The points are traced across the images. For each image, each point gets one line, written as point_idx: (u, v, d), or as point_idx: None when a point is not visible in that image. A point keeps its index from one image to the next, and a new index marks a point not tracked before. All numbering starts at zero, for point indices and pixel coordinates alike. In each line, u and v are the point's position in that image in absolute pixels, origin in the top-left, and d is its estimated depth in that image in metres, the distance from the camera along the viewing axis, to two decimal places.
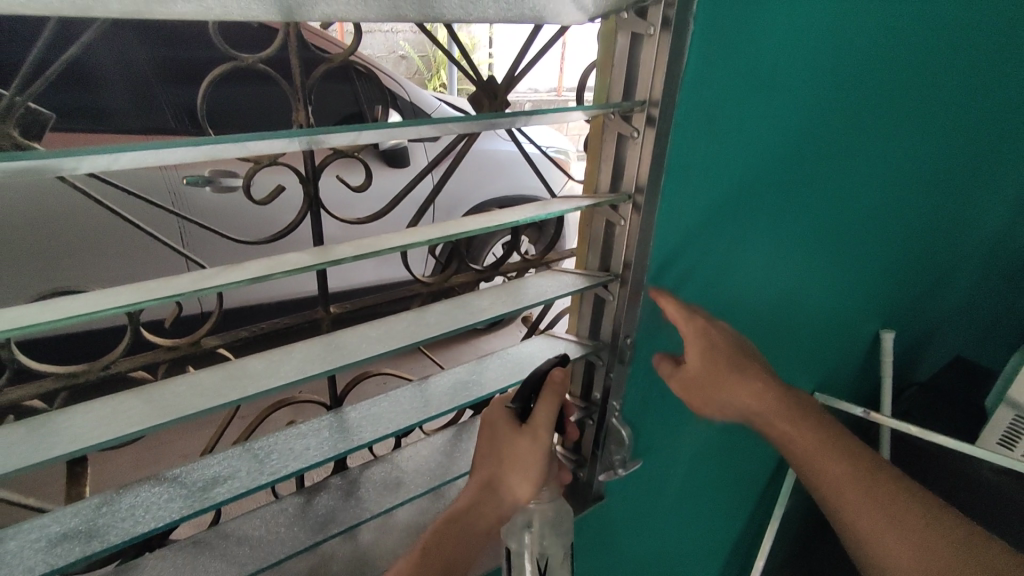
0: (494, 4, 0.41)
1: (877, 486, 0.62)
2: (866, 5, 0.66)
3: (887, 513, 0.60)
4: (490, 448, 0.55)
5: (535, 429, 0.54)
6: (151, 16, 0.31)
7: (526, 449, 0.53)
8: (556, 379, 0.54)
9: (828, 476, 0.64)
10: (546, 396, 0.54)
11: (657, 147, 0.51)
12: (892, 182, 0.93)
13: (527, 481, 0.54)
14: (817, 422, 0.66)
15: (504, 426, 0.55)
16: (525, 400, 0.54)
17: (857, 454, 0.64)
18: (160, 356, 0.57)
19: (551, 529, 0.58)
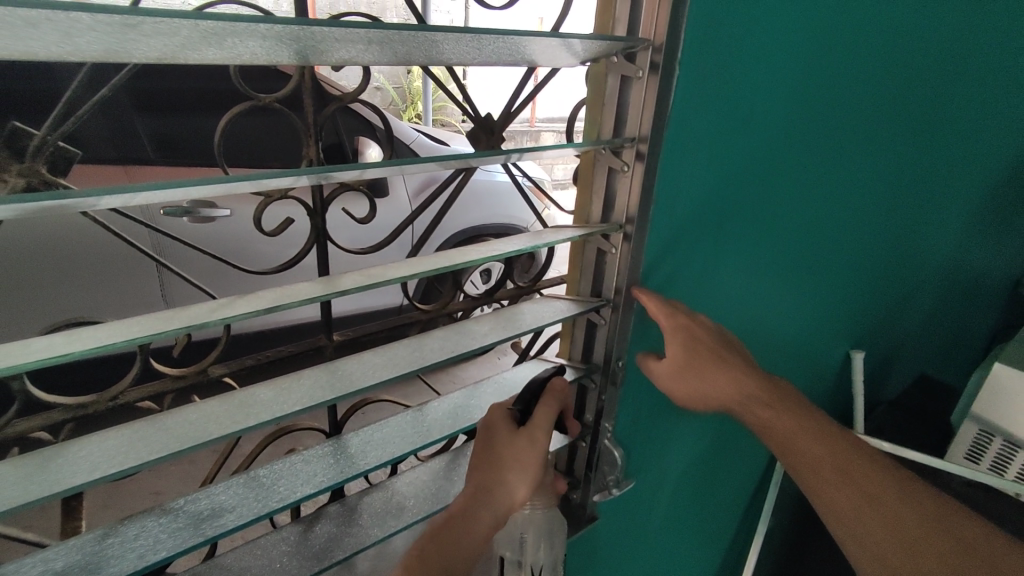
0: (497, 51, 0.44)
1: (854, 466, 0.64)
2: (829, 49, 0.71)
3: (863, 492, 0.63)
4: (485, 449, 0.55)
5: (535, 433, 0.55)
6: (183, 61, 0.34)
7: (525, 449, 0.54)
8: (556, 388, 0.59)
9: (807, 461, 0.65)
10: (545, 400, 0.57)
11: (645, 179, 0.55)
12: (856, 209, 0.99)
13: (524, 483, 0.55)
14: (795, 407, 0.67)
15: (504, 432, 0.55)
16: (526, 403, 0.57)
17: (833, 436, 0.65)
18: (169, 386, 0.58)
19: (544, 539, 0.63)
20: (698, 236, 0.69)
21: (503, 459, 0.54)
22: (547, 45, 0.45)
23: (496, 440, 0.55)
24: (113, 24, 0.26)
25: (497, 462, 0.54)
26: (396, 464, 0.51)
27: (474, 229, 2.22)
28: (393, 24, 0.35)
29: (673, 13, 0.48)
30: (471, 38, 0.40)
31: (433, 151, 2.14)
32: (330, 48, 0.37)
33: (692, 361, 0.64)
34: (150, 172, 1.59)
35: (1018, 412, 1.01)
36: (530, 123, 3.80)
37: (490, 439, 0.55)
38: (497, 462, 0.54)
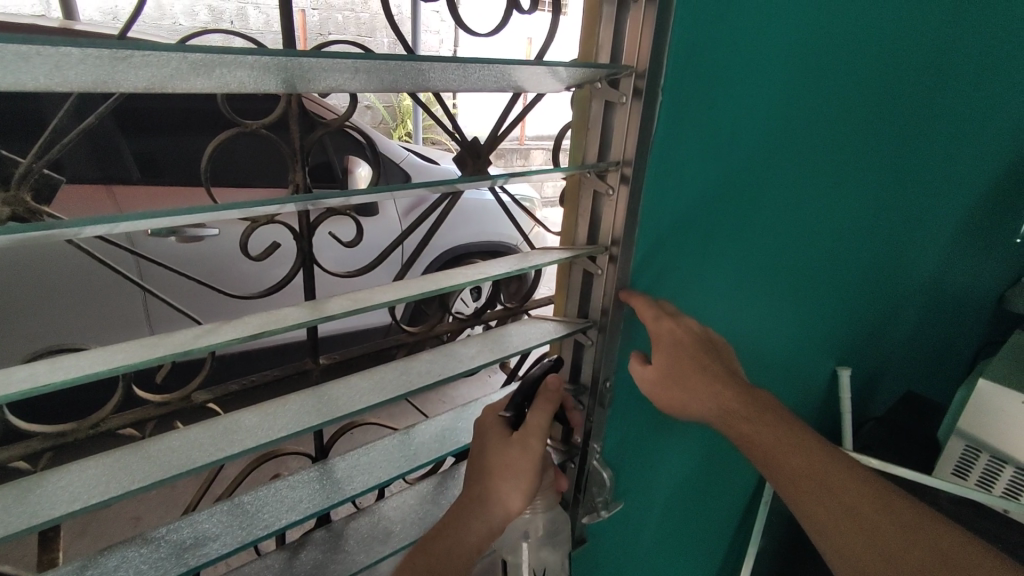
0: (483, 78, 0.45)
1: (832, 478, 0.63)
2: (810, 72, 0.72)
3: (840, 504, 0.62)
4: (479, 455, 0.55)
5: (526, 437, 0.55)
6: (170, 89, 0.34)
7: (516, 456, 0.54)
8: (550, 389, 0.58)
9: (786, 473, 0.64)
10: (539, 405, 0.57)
11: (630, 202, 0.55)
12: (840, 226, 1.00)
13: (517, 491, 0.54)
14: (773, 421, 0.65)
15: (495, 437, 0.55)
16: (518, 409, 0.56)
17: (811, 449, 0.64)
18: (152, 412, 0.58)
19: (545, 543, 0.65)
20: (684, 256, 0.69)
21: (494, 466, 0.54)
22: (532, 73, 0.46)
23: (487, 448, 0.55)
24: (101, 56, 0.27)
25: (488, 469, 0.54)
26: (382, 488, 0.50)
27: (463, 248, 2.22)
28: (380, 55, 0.36)
29: (656, 41, 0.49)
30: (456, 67, 0.41)
31: (422, 171, 2.15)
32: (318, 77, 0.37)
33: (680, 381, 0.64)
34: (132, 194, 1.61)
35: (1002, 428, 1.02)
36: (518, 141, 3.83)
37: (483, 445, 0.55)
38: (489, 469, 0.54)
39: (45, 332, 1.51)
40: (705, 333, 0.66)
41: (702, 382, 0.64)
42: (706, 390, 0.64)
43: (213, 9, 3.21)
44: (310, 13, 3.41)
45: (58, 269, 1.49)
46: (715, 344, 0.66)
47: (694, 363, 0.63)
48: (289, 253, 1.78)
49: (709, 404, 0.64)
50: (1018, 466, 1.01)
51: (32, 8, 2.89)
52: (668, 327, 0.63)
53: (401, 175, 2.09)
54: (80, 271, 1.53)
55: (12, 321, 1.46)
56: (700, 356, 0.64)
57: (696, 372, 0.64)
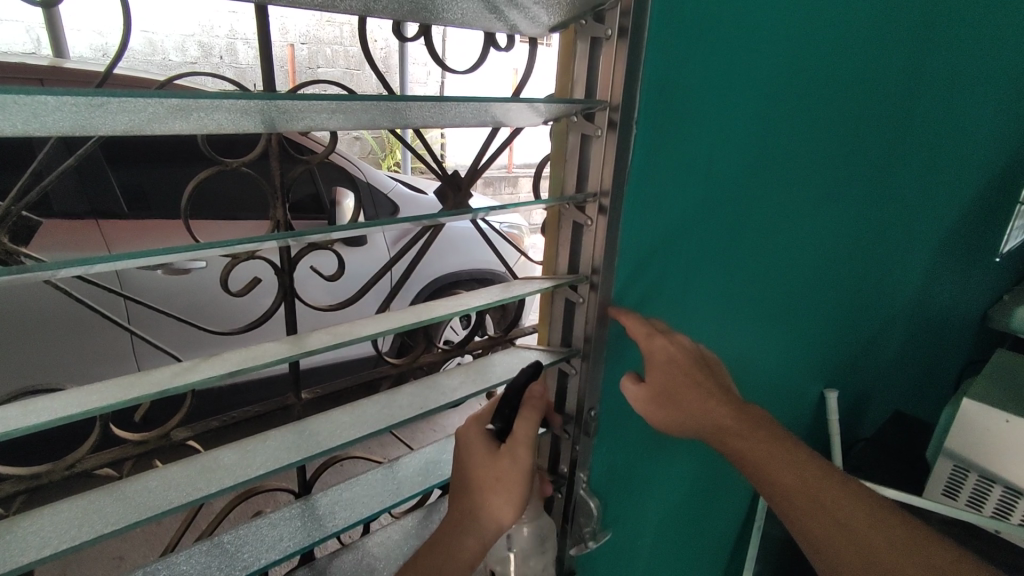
0: (459, 114, 0.45)
1: (824, 494, 0.63)
2: (782, 97, 0.74)
3: (835, 521, 0.62)
4: (467, 470, 0.55)
5: (515, 449, 0.54)
6: (148, 131, 0.34)
7: (506, 469, 0.54)
8: (534, 398, 0.56)
9: (781, 490, 0.64)
10: (524, 413, 0.55)
11: (608, 232, 0.56)
12: (821, 246, 1.01)
13: (509, 506, 0.54)
14: (765, 439, 0.65)
15: (482, 450, 0.54)
16: (505, 419, 0.55)
17: (803, 466, 0.64)
18: (129, 452, 0.57)
19: (535, 554, 0.63)
20: (667, 279, 0.70)
21: (483, 479, 0.53)
22: (510, 109, 0.47)
23: (475, 462, 0.54)
24: (77, 104, 0.27)
25: (477, 482, 0.54)
26: (366, 523, 0.50)
27: (447, 278, 2.23)
28: (359, 95, 0.37)
29: (629, 75, 0.51)
30: (434, 105, 0.42)
31: (410, 201, 2.16)
32: (295, 117, 0.38)
33: (674, 402, 0.64)
34: (120, 227, 1.60)
35: (990, 447, 1.02)
36: (506, 170, 3.89)
37: (469, 459, 0.55)
38: (477, 484, 0.54)
39: (28, 373, 1.49)
40: (697, 355, 0.66)
41: (696, 400, 0.64)
42: (700, 408, 0.64)
43: (204, 44, 3.25)
44: (299, 48, 3.46)
45: (44, 308, 1.49)
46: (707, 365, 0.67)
47: (685, 383, 0.63)
48: (273, 284, 1.77)
49: (703, 423, 0.64)
50: (1006, 485, 1.02)
51: (23, 46, 2.91)
52: (657, 348, 0.63)
53: (389, 206, 2.11)
54: (66, 310, 1.53)
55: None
56: (689, 382, 0.64)
57: (690, 393, 0.64)
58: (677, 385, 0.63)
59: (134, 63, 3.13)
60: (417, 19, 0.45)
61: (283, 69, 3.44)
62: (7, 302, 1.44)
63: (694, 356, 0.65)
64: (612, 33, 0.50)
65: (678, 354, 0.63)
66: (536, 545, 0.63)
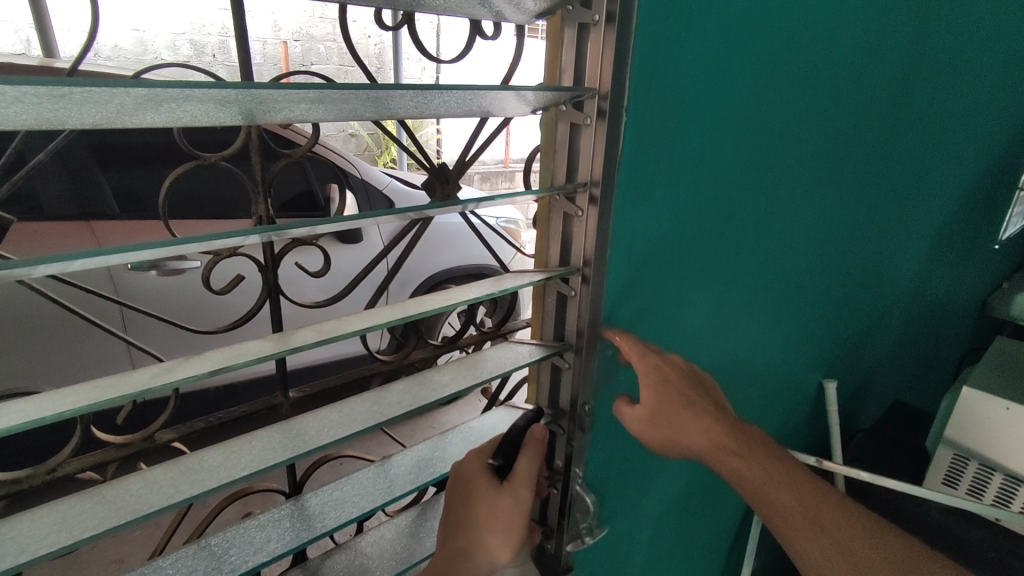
0: (446, 102, 0.44)
1: (823, 512, 0.63)
2: (776, 85, 0.73)
3: (835, 542, 0.61)
4: (466, 502, 0.55)
5: (515, 487, 0.55)
6: (120, 123, 0.33)
7: (508, 507, 0.55)
8: (535, 440, 0.58)
9: (779, 509, 0.63)
10: (526, 452, 0.57)
11: (600, 223, 0.55)
12: (819, 234, 1.00)
13: (506, 544, 0.55)
14: (764, 454, 0.65)
15: (482, 484, 0.54)
16: (507, 456, 0.55)
17: (802, 483, 0.64)
18: (112, 454, 0.55)
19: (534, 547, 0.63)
20: (660, 275, 0.69)
21: (484, 514, 0.54)
22: (495, 97, 0.46)
23: (476, 495, 0.54)
24: (41, 93, 0.26)
25: (479, 519, 0.54)
26: (359, 521, 0.49)
27: (445, 274, 2.22)
28: (339, 84, 0.36)
29: (618, 65, 0.50)
30: (418, 94, 0.41)
31: (405, 198, 2.15)
32: (274, 108, 0.37)
33: (669, 420, 0.63)
34: (112, 228, 1.59)
35: (987, 434, 1.02)
36: (503, 164, 3.87)
37: (470, 496, 0.54)
38: (476, 517, 0.54)
39: (22, 374, 1.48)
40: (689, 372, 0.67)
41: (691, 419, 0.63)
42: (692, 427, 0.63)
43: (195, 43, 3.23)
44: (291, 45, 3.43)
45: (35, 311, 1.49)
46: (700, 381, 0.67)
47: (682, 398, 0.64)
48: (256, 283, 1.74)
49: (694, 443, 0.63)
50: (1006, 473, 1.01)
51: (12, 47, 2.87)
52: None
53: (384, 203, 2.09)
54: (57, 315, 1.52)
55: None
56: (688, 396, 0.65)
57: (682, 408, 0.64)
58: (679, 392, 0.64)
59: (124, 62, 3.10)
60: (399, 6, 0.44)
61: (275, 65, 3.41)
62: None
63: (683, 371, 0.66)
64: (600, 19, 0.49)
65: (670, 373, 0.65)
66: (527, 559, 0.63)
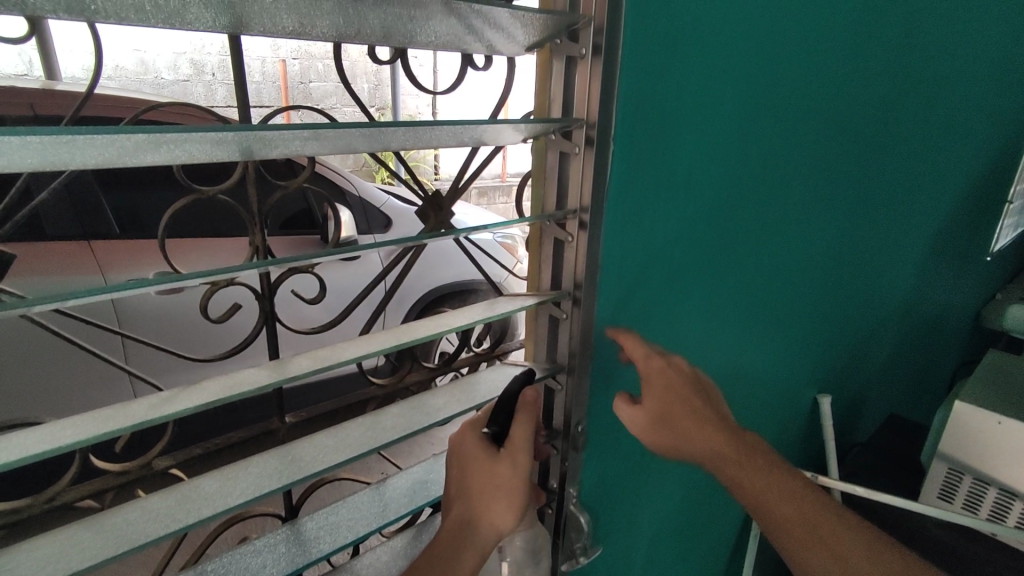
0: (438, 136, 0.45)
1: (823, 524, 0.63)
2: (762, 107, 0.75)
3: (832, 553, 0.62)
4: (464, 476, 0.54)
5: (513, 451, 0.54)
6: (123, 164, 0.34)
7: (509, 473, 0.54)
8: (528, 402, 0.57)
9: (778, 520, 0.64)
10: (520, 417, 0.56)
11: (589, 248, 0.56)
12: (813, 250, 1.02)
13: (509, 510, 0.54)
14: (764, 465, 0.65)
15: (479, 455, 0.54)
16: (502, 423, 0.55)
17: (802, 495, 0.64)
18: (110, 482, 0.56)
19: (530, 561, 0.63)
20: (652, 295, 0.70)
21: (483, 485, 0.53)
22: (486, 129, 0.47)
23: (473, 468, 0.54)
24: (45, 142, 0.28)
25: (479, 490, 0.53)
26: (354, 545, 0.50)
27: (442, 290, 2.23)
28: (335, 124, 0.37)
29: (605, 95, 0.51)
30: (409, 130, 0.42)
31: (403, 214, 2.16)
32: (272, 146, 0.38)
33: (669, 432, 0.64)
34: (112, 249, 1.59)
35: (980, 448, 1.03)
36: (500, 178, 3.90)
37: (468, 466, 0.54)
38: (476, 488, 0.53)
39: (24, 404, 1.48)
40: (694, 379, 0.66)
41: (694, 429, 0.63)
42: (696, 434, 0.63)
43: (195, 62, 3.26)
44: (291, 63, 3.45)
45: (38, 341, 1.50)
46: (704, 389, 0.66)
47: (685, 407, 0.64)
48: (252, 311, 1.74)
49: (699, 448, 0.63)
50: (1001, 487, 1.01)
51: (15, 68, 2.91)
52: (655, 367, 0.64)
53: (381, 220, 2.11)
54: (60, 347, 1.54)
55: None
56: (691, 401, 0.64)
57: (687, 415, 0.64)
58: (682, 402, 0.64)
59: (126, 82, 3.13)
60: (391, 44, 0.46)
61: (274, 84, 3.44)
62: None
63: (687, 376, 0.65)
64: (587, 52, 0.51)
65: (672, 384, 0.64)
66: (535, 544, 0.63)
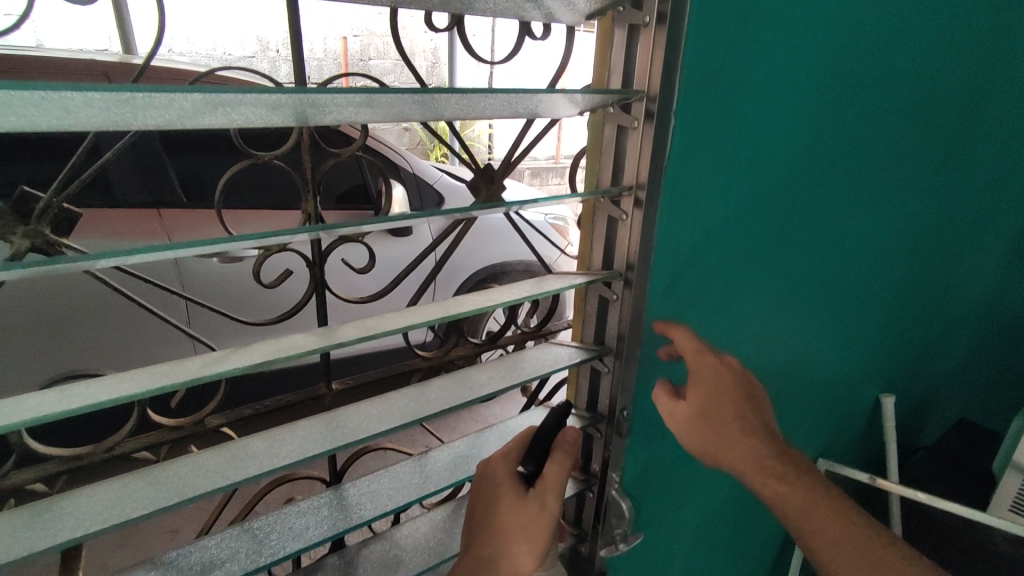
0: (491, 106, 0.44)
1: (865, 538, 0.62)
2: (837, 85, 0.70)
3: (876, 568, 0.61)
4: (489, 513, 0.52)
5: (543, 492, 0.52)
6: (182, 126, 0.35)
7: (533, 516, 0.51)
8: (567, 443, 0.55)
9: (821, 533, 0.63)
10: (556, 456, 0.53)
11: (645, 226, 0.54)
12: (884, 242, 0.96)
13: (532, 554, 0.50)
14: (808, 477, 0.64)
15: (507, 491, 0.52)
16: (537, 463, 0.53)
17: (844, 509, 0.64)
18: (165, 436, 0.58)
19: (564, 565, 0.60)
20: (708, 281, 0.68)
21: (509, 523, 0.51)
22: (540, 99, 0.46)
23: (500, 504, 0.52)
24: (105, 99, 0.28)
25: (503, 528, 0.51)
26: (395, 514, 0.50)
27: (491, 269, 2.23)
28: (388, 88, 0.36)
29: (668, 66, 0.49)
30: (463, 97, 0.41)
31: (455, 192, 2.17)
32: (324, 110, 0.38)
33: (715, 428, 0.61)
34: (180, 217, 1.67)
35: None
36: (553, 160, 3.85)
37: (494, 502, 0.52)
38: (500, 525, 0.51)
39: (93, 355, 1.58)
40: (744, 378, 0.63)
41: (742, 429, 0.61)
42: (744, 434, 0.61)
43: (262, 40, 3.35)
44: (351, 41, 3.49)
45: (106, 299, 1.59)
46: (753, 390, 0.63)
47: (733, 405, 0.61)
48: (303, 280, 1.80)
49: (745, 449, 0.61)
50: None
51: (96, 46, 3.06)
52: (706, 364, 0.61)
53: (434, 197, 2.12)
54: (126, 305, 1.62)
55: (62, 345, 1.53)
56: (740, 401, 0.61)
57: (733, 416, 0.61)
58: (731, 401, 0.61)
59: (197, 58, 3.24)
60: (449, 10, 0.45)
61: (335, 61, 3.50)
62: (57, 295, 1.52)
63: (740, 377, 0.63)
64: (651, 20, 0.48)
65: (724, 379, 0.61)
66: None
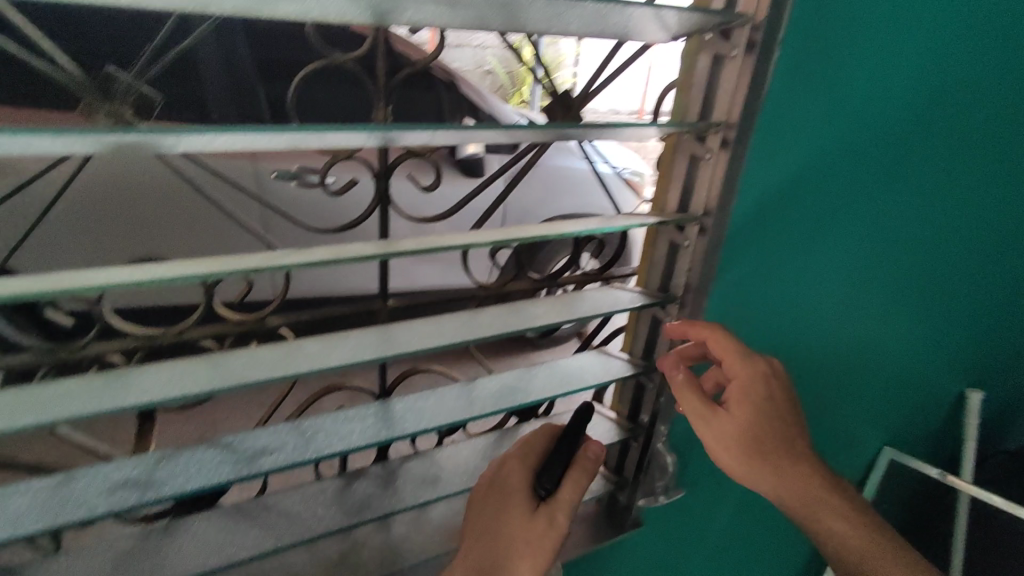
0: (577, 18, 0.41)
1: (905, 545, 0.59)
2: (974, 35, 0.62)
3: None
4: (494, 524, 0.50)
5: (555, 509, 0.51)
6: (260, 13, 0.34)
7: (540, 532, 0.49)
8: (585, 464, 0.54)
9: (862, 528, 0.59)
10: (573, 473, 0.53)
11: (729, 169, 0.51)
12: (1004, 224, 0.85)
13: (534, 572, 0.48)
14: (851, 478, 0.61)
15: (517, 504, 0.51)
16: (552, 479, 0.52)
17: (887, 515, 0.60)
18: (228, 328, 0.60)
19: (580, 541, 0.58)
20: (789, 238, 0.64)
21: (513, 536, 0.49)
22: (632, 16, 0.42)
23: (507, 517, 0.50)
24: None
25: (507, 539, 0.49)
26: (439, 432, 0.51)
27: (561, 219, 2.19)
28: None
29: None
30: (548, 3, 0.38)
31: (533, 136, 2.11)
32: (401, 7, 0.36)
33: (761, 447, 0.56)
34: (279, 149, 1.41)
35: None
36: None
37: (501, 513, 0.51)
38: (504, 538, 0.49)
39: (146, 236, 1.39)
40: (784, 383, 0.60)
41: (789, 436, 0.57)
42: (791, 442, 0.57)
43: None
44: None
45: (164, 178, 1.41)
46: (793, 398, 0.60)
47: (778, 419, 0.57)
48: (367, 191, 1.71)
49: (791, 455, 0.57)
50: None
51: None
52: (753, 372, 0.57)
53: None
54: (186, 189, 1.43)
55: (112, 224, 1.36)
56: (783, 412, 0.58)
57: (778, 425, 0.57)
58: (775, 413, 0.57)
59: None
60: None
61: None
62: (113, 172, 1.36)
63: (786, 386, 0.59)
64: None
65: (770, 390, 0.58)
66: None
